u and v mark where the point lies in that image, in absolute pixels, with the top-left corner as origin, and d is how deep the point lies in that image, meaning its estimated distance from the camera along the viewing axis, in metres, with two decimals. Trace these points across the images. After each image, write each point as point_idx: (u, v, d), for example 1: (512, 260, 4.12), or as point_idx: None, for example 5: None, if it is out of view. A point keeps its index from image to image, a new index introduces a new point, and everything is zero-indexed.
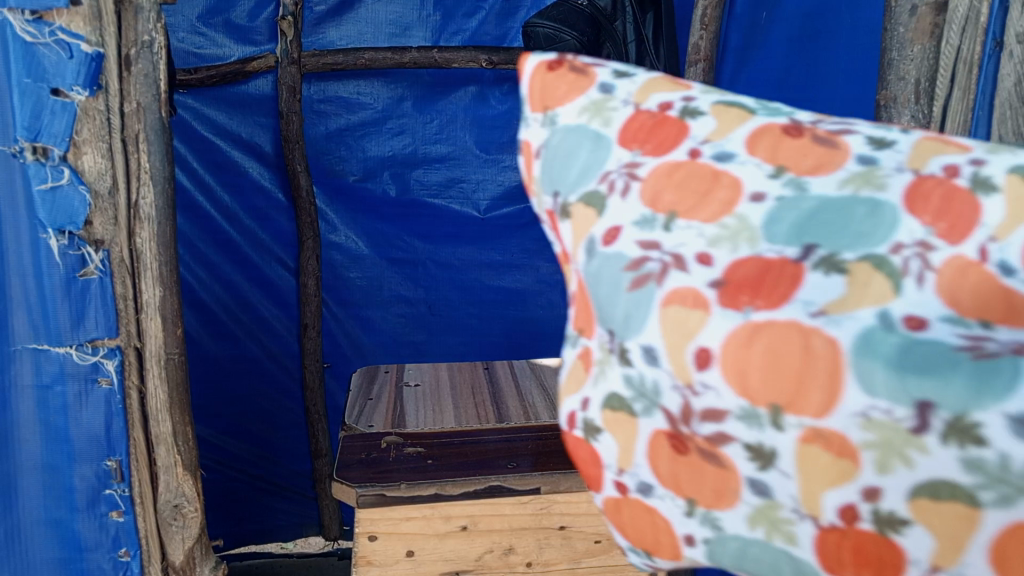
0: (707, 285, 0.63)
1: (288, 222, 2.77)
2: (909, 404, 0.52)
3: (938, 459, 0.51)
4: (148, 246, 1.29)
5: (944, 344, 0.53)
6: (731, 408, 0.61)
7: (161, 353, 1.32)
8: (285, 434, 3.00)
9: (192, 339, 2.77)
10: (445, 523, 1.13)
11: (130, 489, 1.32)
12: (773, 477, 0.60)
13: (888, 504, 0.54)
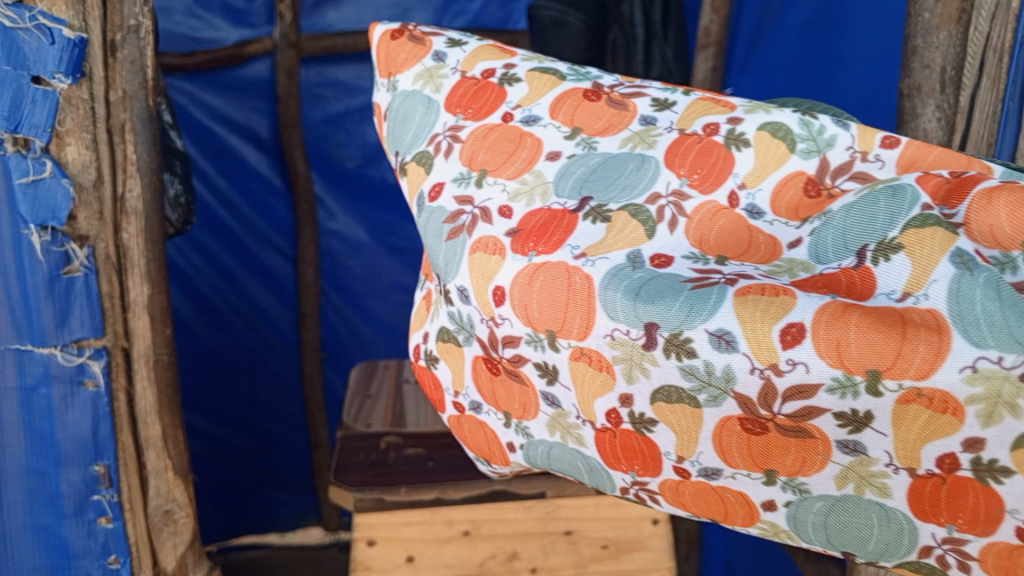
0: (506, 234, 0.82)
1: (286, 210, 2.71)
2: (639, 325, 0.73)
3: (665, 370, 0.72)
4: (134, 241, 1.32)
5: (676, 278, 0.74)
6: (521, 335, 0.80)
7: (149, 354, 1.37)
8: (283, 425, 2.97)
9: (187, 327, 2.74)
10: (446, 528, 1.10)
11: (118, 494, 1.42)
12: (558, 389, 0.80)
13: (641, 408, 0.75)
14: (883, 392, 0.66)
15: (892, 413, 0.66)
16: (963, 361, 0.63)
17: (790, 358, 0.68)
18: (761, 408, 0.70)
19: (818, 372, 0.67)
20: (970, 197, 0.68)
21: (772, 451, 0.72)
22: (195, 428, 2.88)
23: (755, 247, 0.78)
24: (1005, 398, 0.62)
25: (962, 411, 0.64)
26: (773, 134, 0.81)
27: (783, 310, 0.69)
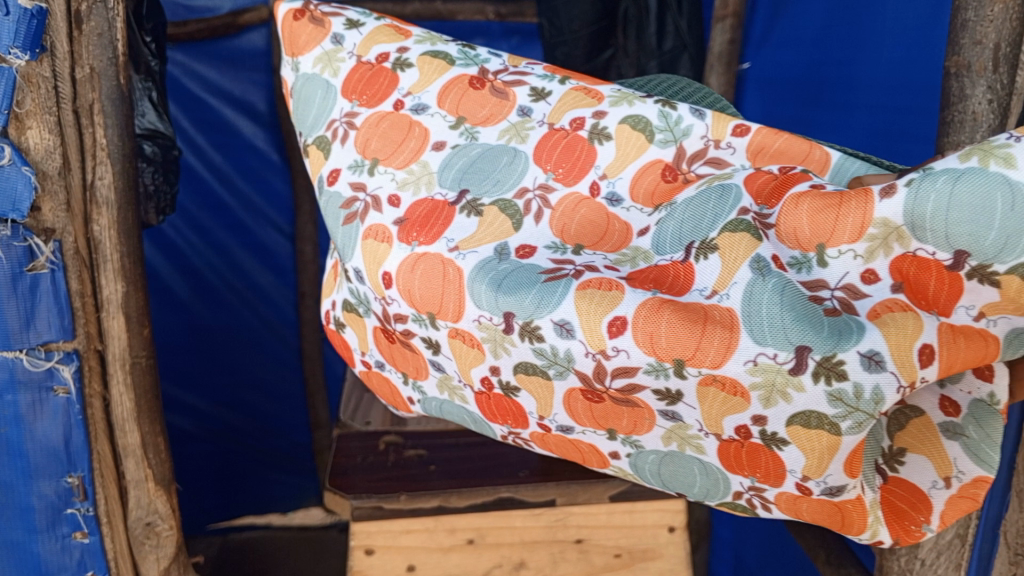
0: (394, 222, 0.87)
1: (283, 185, 2.63)
2: (500, 314, 0.79)
3: (521, 350, 0.79)
4: (107, 235, 1.25)
5: (534, 270, 0.81)
6: (409, 314, 0.85)
7: (126, 357, 1.30)
8: (282, 405, 2.90)
9: (182, 305, 2.67)
10: (449, 536, 1.04)
11: (94, 508, 1.34)
12: (443, 359, 0.87)
13: (504, 377, 0.83)
14: (685, 374, 0.73)
15: (695, 393, 0.73)
16: (747, 356, 0.70)
17: (617, 345, 0.74)
18: (595, 383, 0.77)
19: (638, 361, 0.74)
20: (783, 200, 0.72)
21: (608, 416, 0.80)
22: (191, 409, 2.81)
23: (611, 233, 0.84)
24: (779, 386, 0.70)
25: (749, 394, 0.71)
26: (633, 127, 0.85)
27: (613, 303, 0.75)
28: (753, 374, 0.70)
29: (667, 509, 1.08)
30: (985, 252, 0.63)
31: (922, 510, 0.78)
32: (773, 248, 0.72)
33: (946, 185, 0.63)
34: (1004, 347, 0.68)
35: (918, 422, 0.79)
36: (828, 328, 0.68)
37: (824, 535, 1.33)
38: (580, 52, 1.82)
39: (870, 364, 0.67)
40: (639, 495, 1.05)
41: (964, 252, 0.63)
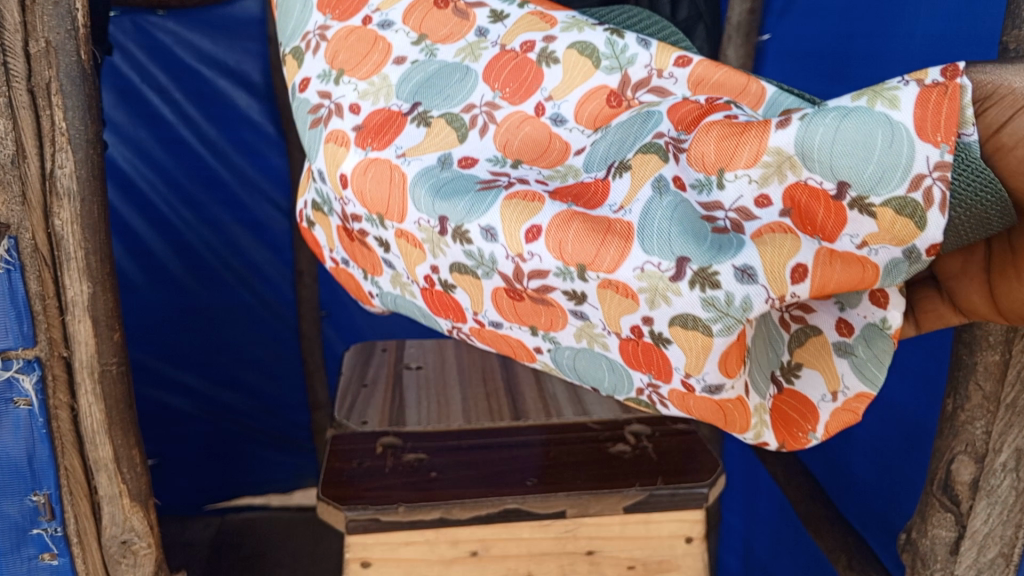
0: (353, 129, 0.85)
1: (279, 159, 2.52)
2: (434, 216, 0.77)
3: (452, 253, 0.78)
4: (70, 231, 1.16)
5: (471, 179, 0.78)
6: (362, 214, 0.84)
7: (93, 365, 1.22)
8: (280, 385, 2.83)
9: (177, 283, 2.59)
10: (451, 548, 0.97)
11: (63, 528, 1.27)
12: (392, 256, 0.86)
13: (441, 275, 0.81)
14: (586, 278, 0.72)
15: (597, 296, 0.73)
16: (636, 263, 0.69)
17: (529, 247, 0.73)
18: (515, 283, 0.76)
19: (547, 263, 0.73)
20: (697, 127, 0.70)
21: (528, 313, 0.79)
22: (187, 389, 2.74)
23: (550, 152, 0.81)
24: (661, 290, 0.69)
25: (638, 297, 0.70)
26: (581, 53, 0.81)
27: (534, 212, 0.73)
28: (640, 282, 0.69)
29: (685, 519, 1.01)
30: (865, 183, 0.62)
31: (807, 418, 0.81)
32: (676, 168, 0.70)
33: (833, 122, 0.62)
34: (882, 275, 0.67)
35: (814, 338, 0.80)
36: (708, 242, 0.67)
37: (846, 540, 1.27)
38: None
39: (742, 277, 0.67)
40: (653, 506, 0.98)
41: (846, 182, 0.63)
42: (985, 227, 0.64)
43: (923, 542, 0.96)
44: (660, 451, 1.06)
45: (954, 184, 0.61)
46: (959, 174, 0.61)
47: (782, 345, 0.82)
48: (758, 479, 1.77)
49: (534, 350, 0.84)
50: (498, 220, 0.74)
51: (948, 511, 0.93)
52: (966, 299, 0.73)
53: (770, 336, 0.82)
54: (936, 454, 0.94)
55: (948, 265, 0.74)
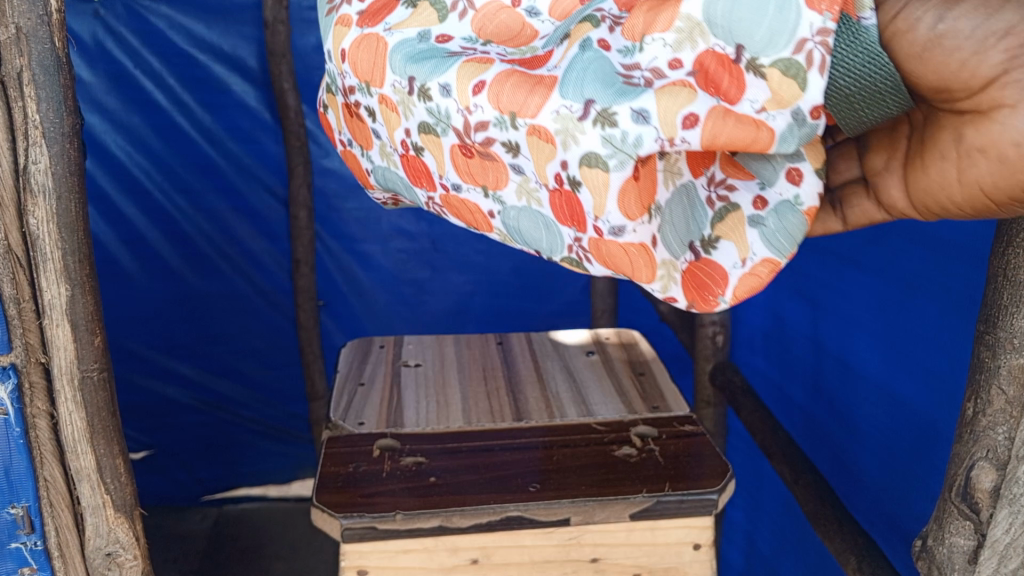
0: (356, 13, 0.73)
1: (276, 146, 2.47)
2: (403, 78, 0.66)
3: (417, 115, 0.66)
4: (45, 231, 1.02)
5: (443, 52, 0.65)
6: (355, 87, 0.72)
7: (74, 372, 1.07)
8: (277, 375, 2.79)
9: (172, 272, 2.55)
10: (451, 556, 0.94)
11: (44, 541, 1.14)
12: (377, 125, 0.73)
13: (415, 138, 0.69)
14: (517, 126, 0.60)
15: (529, 147, 0.60)
16: (555, 104, 0.57)
17: (474, 99, 0.61)
18: (465, 138, 0.63)
19: (487, 115, 0.61)
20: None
21: (474, 171, 0.66)
22: (184, 378, 2.71)
23: (520, 39, 0.65)
24: (570, 133, 0.56)
25: (554, 141, 0.58)
26: None
27: (483, 68, 0.62)
28: (555, 123, 0.57)
29: (693, 526, 0.97)
30: (753, 45, 0.51)
31: (718, 283, 0.66)
32: (607, 34, 0.58)
33: None
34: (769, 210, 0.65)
35: (734, 215, 0.66)
36: (617, 87, 0.55)
37: (855, 539, 1.24)
38: None
39: (637, 119, 0.54)
40: (660, 514, 0.95)
41: (742, 45, 0.52)
42: (853, 113, 0.53)
43: (939, 550, 0.92)
44: (669, 455, 1.03)
45: (831, 55, 0.51)
46: (840, 49, 0.50)
47: (705, 220, 0.68)
48: (762, 474, 1.74)
49: (490, 219, 0.69)
50: (451, 80, 0.62)
51: (964, 519, 0.88)
52: (889, 199, 0.57)
53: (691, 206, 0.67)
54: (956, 460, 0.89)
55: (875, 161, 0.59)
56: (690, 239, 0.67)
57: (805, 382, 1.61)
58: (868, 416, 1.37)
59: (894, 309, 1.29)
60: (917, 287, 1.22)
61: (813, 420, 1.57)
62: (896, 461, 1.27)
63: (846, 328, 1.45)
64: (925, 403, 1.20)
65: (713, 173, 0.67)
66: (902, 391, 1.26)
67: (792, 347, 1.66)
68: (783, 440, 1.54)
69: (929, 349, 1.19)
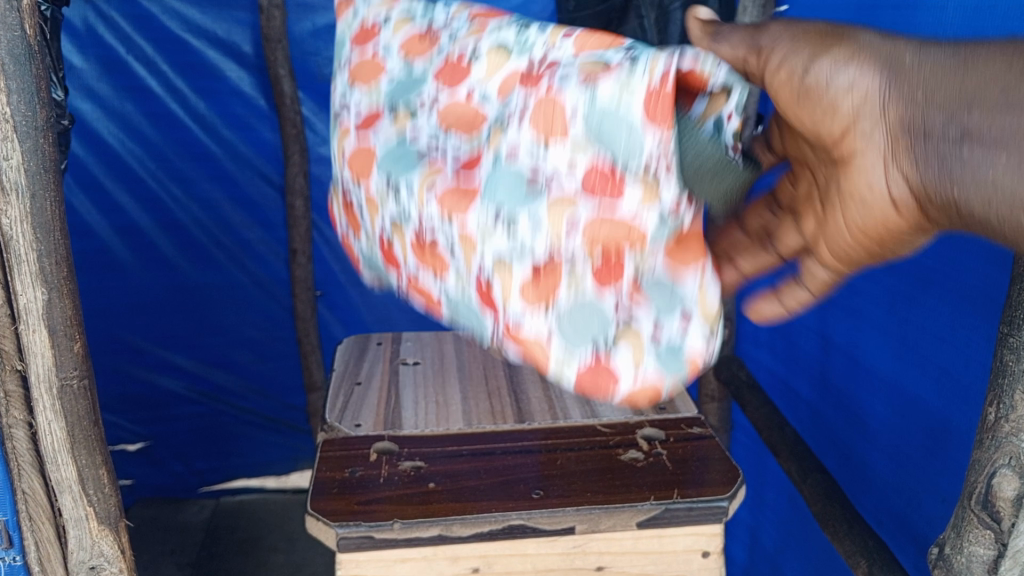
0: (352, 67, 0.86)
1: (271, 133, 2.43)
2: (351, 141, 0.83)
3: (361, 179, 0.82)
4: (20, 231, 0.97)
5: (390, 143, 0.80)
6: (342, 134, 0.86)
7: (52, 379, 1.03)
8: (274, 365, 2.76)
9: (167, 262, 2.51)
10: (451, 565, 0.91)
11: (24, 556, 1.11)
12: (337, 174, 0.89)
13: (357, 197, 0.84)
14: (412, 191, 0.77)
15: (413, 214, 0.77)
16: (444, 161, 0.77)
17: (344, 169, 0.84)
18: (374, 205, 0.81)
19: (350, 180, 0.83)
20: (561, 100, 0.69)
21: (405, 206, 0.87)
22: (180, 370, 2.67)
23: (471, 125, 0.77)
24: (433, 188, 0.76)
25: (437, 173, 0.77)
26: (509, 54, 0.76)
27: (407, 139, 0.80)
28: (433, 188, 0.75)
29: (702, 533, 0.95)
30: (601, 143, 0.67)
31: None
32: (519, 128, 0.71)
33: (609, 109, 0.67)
34: None
35: None
36: (497, 166, 0.71)
37: (865, 542, 1.21)
38: None
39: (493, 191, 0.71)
40: (669, 520, 0.93)
41: (597, 152, 0.67)
42: (695, 189, 0.72)
43: (956, 559, 0.86)
44: (677, 460, 1.01)
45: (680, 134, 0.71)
46: (684, 140, 0.71)
47: None
48: (766, 467, 1.71)
49: None
50: (412, 187, 0.77)
51: (983, 526, 0.82)
52: (784, 245, 0.74)
53: None
54: (976, 466, 0.84)
55: (770, 216, 0.77)
56: None
57: (812, 377, 1.57)
58: (877, 413, 1.34)
59: (905, 306, 1.26)
60: (931, 284, 1.19)
61: (819, 416, 1.54)
62: (907, 459, 1.25)
63: (854, 322, 1.41)
64: (939, 402, 1.17)
65: None
66: (914, 389, 1.23)
67: (798, 341, 1.63)
68: (790, 438, 1.50)
69: (944, 347, 1.16)
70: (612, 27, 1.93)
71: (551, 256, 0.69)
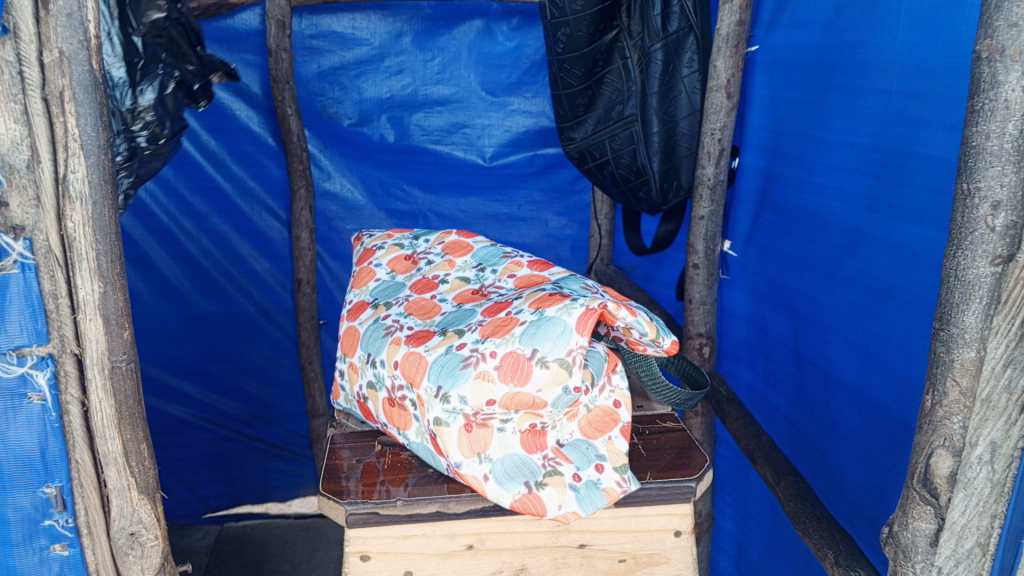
0: None
1: (278, 169, 2.57)
2: None
3: None
4: (82, 234, 1.05)
5: (448, 351, 1.02)
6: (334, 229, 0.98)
7: (104, 361, 1.09)
8: (280, 393, 2.87)
9: (177, 293, 2.62)
10: (447, 541, 1.04)
11: (76, 518, 1.15)
12: None
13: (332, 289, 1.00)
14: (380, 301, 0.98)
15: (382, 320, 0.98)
16: None
17: (395, 371, 1.06)
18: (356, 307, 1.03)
19: (404, 384, 1.05)
20: (512, 353, 0.97)
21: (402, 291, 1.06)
22: (186, 397, 2.77)
23: (504, 326, 1.00)
24: None
25: None
26: None
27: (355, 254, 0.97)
28: None
29: (673, 513, 1.07)
30: (540, 348, 0.96)
31: (526, 376, 0.96)
32: (491, 358, 0.98)
33: (536, 329, 0.97)
34: (574, 332, 0.97)
35: (560, 348, 0.96)
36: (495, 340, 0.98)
37: (833, 535, 1.29)
38: (583, 32, 1.94)
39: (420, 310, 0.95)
40: (642, 499, 1.05)
41: (536, 348, 0.96)
42: (563, 335, 0.96)
43: (905, 535, 0.99)
44: (651, 448, 1.14)
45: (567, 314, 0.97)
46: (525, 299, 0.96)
47: (548, 340, 0.96)
48: (749, 481, 1.84)
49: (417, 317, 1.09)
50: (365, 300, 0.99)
51: (927, 502, 0.95)
52: None
53: (560, 329, 0.97)
54: (916, 448, 0.96)
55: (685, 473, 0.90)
56: (535, 346, 0.96)
57: (786, 388, 1.69)
58: (844, 417, 1.44)
59: (867, 318, 1.36)
60: (888, 297, 1.29)
61: (795, 426, 1.64)
62: (873, 461, 1.34)
63: (821, 333, 1.53)
64: (898, 403, 1.26)
65: (576, 324, 0.97)
66: (878, 395, 1.32)
67: (773, 356, 1.74)
68: (766, 445, 1.59)
69: (904, 353, 1.25)
70: (597, 67, 2.01)
71: (505, 354, 0.97)
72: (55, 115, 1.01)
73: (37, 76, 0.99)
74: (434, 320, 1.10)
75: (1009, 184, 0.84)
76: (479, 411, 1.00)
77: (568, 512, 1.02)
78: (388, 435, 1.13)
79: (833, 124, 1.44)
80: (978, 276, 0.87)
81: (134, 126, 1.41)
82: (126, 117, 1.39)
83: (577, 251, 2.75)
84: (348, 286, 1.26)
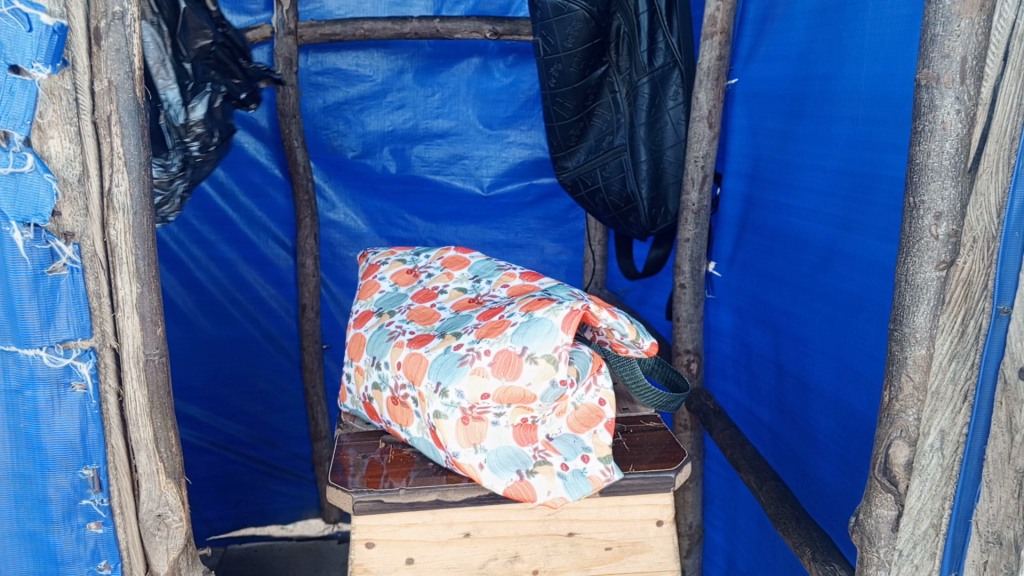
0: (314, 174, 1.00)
1: (284, 200, 2.68)
2: None
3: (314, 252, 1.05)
4: (122, 241, 1.15)
5: (445, 349, 1.11)
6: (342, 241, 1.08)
7: (138, 355, 1.19)
8: (284, 416, 2.95)
9: (186, 318, 2.71)
10: (446, 529, 1.14)
11: (110, 498, 1.22)
12: None
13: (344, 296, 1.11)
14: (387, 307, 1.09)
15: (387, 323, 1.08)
16: None
17: (398, 370, 1.16)
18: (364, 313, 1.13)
19: (406, 382, 1.14)
20: (504, 350, 1.07)
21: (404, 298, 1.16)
22: (193, 420, 2.84)
23: (497, 327, 1.10)
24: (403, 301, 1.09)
25: None
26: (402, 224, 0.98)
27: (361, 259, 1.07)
28: None
29: (654, 503, 1.17)
30: (529, 345, 1.06)
31: (517, 369, 1.06)
32: (485, 354, 1.08)
33: (526, 328, 1.07)
34: (559, 330, 1.07)
35: (547, 344, 1.06)
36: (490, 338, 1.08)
37: (810, 534, 1.37)
38: (575, 68, 2.00)
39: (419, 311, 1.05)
40: (625, 488, 1.15)
41: (526, 345, 1.06)
42: (549, 333, 1.07)
43: (868, 522, 1.05)
44: (635, 444, 1.23)
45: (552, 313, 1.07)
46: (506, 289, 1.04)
47: (536, 337, 1.06)
48: (738, 493, 1.91)
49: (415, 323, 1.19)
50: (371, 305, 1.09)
51: (886, 490, 1.03)
52: None
53: (547, 327, 1.07)
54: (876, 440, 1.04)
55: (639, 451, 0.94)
56: (524, 343, 1.07)
57: (769, 401, 1.77)
58: (822, 425, 1.52)
59: (840, 330, 1.45)
60: (859, 310, 1.38)
61: (778, 438, 1.71)
62: (849, 466, 1.41)
63: (800, 347, 1.61)
64: (869, 409, 1.34)
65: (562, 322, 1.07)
66: (852, 402, 1.41)
67: (757, 371, 1.82)
68: (749, 453, 1.68)
69: (872, 361, 1.33)
70: (588, 100, 2.09)
71: (499, 351, 1.07)
72: (102, 137, 1.12)
73: (87, 103, 1.10)
74: (434, 325, 1.20)
75: (949, 198, 0.93)
76: (475, 405, 1.09)
77: (556, 497, 1.11)
78: (391, 433, 1.22)
79: (806, 150, 1.55)
80: (925, 280, 0.96)
81: (188, 138, 1.56)
82: (178, 130, 1.54)
83: (572, 276, 2.84)
84: (355, 297, 1.37)
